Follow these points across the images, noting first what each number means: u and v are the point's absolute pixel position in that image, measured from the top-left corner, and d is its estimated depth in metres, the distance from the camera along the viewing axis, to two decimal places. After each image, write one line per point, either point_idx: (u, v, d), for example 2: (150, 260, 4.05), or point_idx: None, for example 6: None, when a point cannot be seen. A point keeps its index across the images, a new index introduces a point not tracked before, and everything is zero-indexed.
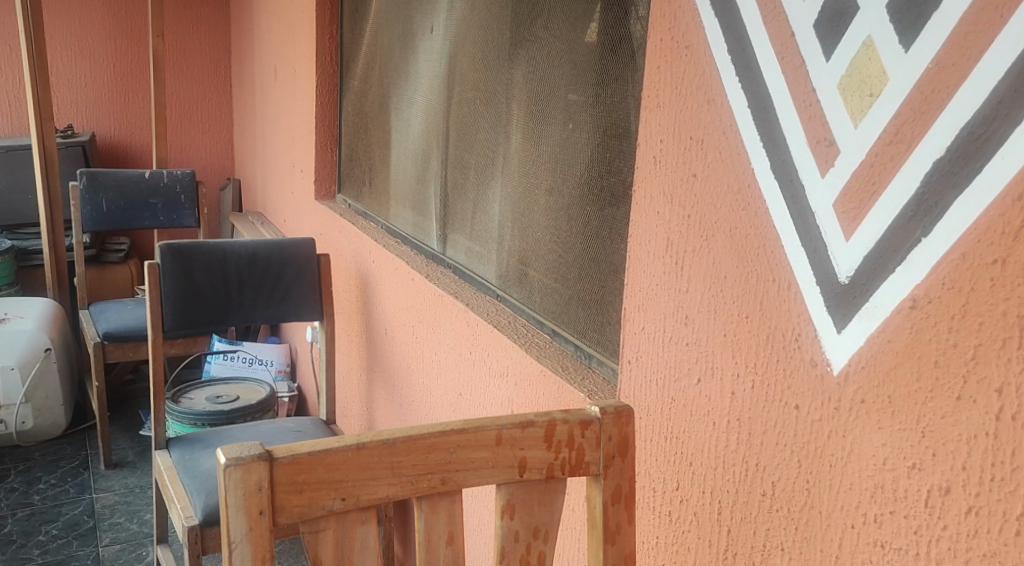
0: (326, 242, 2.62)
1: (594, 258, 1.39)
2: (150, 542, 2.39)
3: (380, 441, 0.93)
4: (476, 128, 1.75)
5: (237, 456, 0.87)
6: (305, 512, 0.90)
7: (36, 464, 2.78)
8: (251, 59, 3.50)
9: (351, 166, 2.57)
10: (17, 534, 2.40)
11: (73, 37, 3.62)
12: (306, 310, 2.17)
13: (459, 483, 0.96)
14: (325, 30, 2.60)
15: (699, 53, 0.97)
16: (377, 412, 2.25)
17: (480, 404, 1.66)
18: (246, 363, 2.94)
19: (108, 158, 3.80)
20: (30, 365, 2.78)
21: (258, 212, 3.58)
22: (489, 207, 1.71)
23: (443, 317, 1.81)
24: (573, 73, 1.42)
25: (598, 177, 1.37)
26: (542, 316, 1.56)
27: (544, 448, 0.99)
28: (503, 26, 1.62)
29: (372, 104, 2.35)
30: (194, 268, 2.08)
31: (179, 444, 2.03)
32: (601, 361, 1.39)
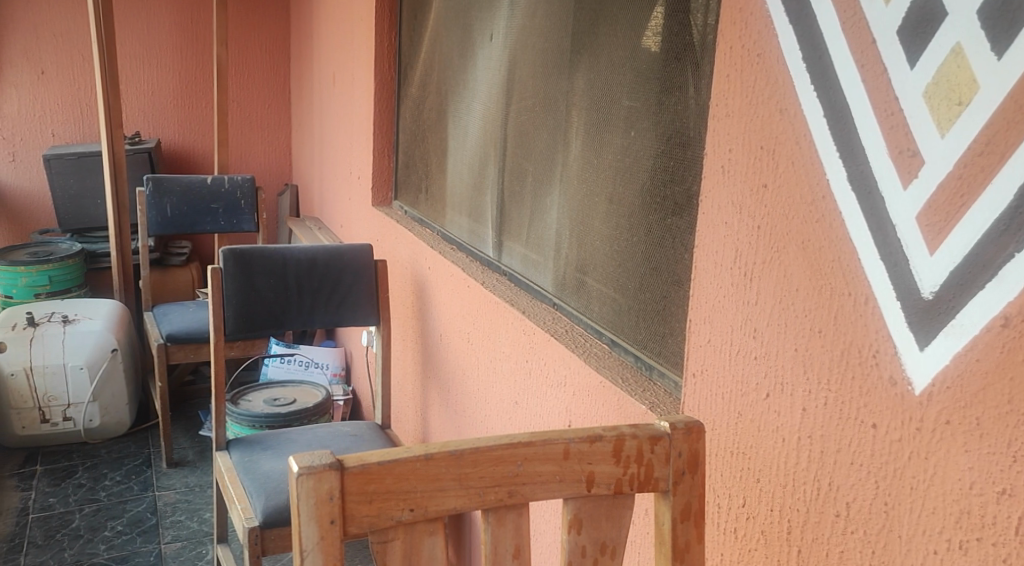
0: (383, 247, 2.64)
1: (656, 267, 1.38)
2: (210, 540, 2.43)
3: (448, 452, 0.93)
4: (534, 135, 1.75)
5: (309, 464, 0.88)
6: (375, 522, 0.90)
7: (102, 461, 2.85)
8: (312, 67, 3.55)
9: (408, 174, 2.59)
10: (82, 530, 2.45)
11: (142, 47, 3.71)
12: (363, 314, 2.19)
13: (527, 496, 0.96)
14: (384, 38, 2.63)
15: (771, 61, 0.95)
16: (432, 419, 2.26)
17: (536, 413, 1.66)
18: (302, 367, 2.98)
19: (175, 165, 3.89)
20: (98, 365, 2.85)
21: (316, 218, 3.63)
22: (547, 214, 1.71)
23: (499, 326, 1.80)
24: (635, 80, 1.41)
25: (661, 186, 1.36)
26: (601, 326, 1.55)
27: (612, 463, 0.98)
28: (564, 33, 1.61)
29: (430, 112, 2.36)
30: (256, 274, 2.10)
31: (239, 445, 2.05)
32: (662, 373, 1.38)
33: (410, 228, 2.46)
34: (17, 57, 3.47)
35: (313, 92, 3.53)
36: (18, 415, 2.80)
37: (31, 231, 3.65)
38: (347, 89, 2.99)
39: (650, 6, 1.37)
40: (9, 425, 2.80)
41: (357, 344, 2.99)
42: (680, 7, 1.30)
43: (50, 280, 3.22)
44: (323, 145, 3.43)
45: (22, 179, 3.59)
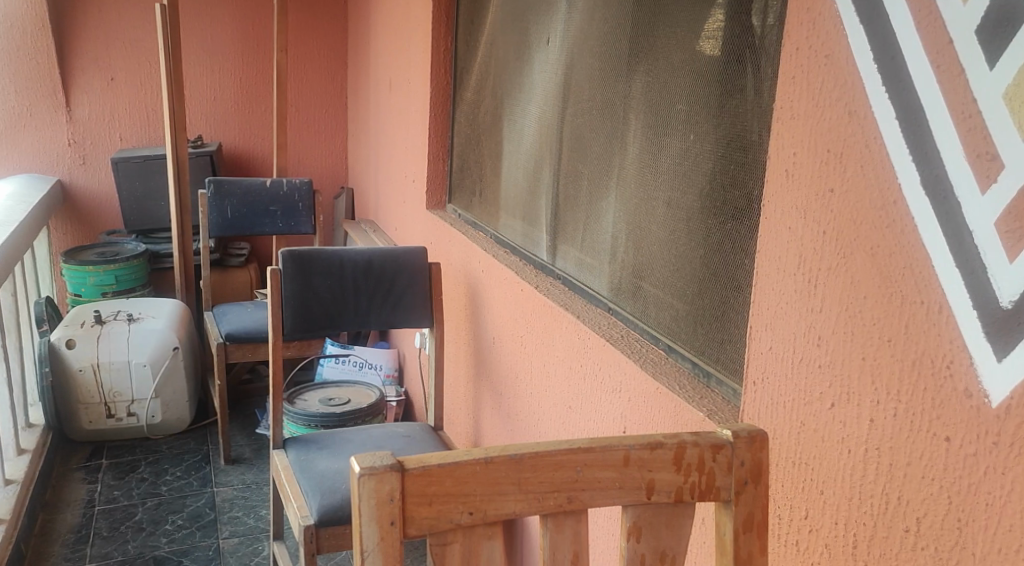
0: (436, 250, 2.65)
1: (714, 273, 1.36)
2: (266, 537, 2.46)
3: (507, 456, 0.92)
4: (590, 139, 1.74)
5: (371, 465, 0.88)
6: (434, 524, 0.90)
7: (163, 457, 2.90)
8: (368, 71, 3.57)
9: (462, 177, 2.59)
10: (145, 523, 2.50)
11: (206, 53, 3.78)
12: (416, 317, 2.20)
13: (586, 502, 0.95)
14: (441, 42, 2.63)
15: (840, 62, 0.93)
16: (484, 422, 2.25)
17: (591, 418, 1.65)
18: (357, 367, 3.01)
19: (235, 167, 3.95)
20: (160, 362, 2.91)
21: (371, 221, 3.66)
22: (603, 218, 1.69)
23: (554, 331, 1.79)
24: (695, 83, 1.39)
25: (721, 190, 1.34)
26: (657, 332, 1.53)
27: (673, 471, 0.97)
28: (622, 36, 1.60)
29: (485, 115, 2.36)
30: (314, 275, 2.13)
31: (295, 444, 2.07)
32: (720, 380, 1.36)
33: (464, 231, 2.46)
34: (87, 64, 3.56)
35: (369, 96, 3.56)
36: (85, 409, 2.86)
37: (98, 232, 3.74)
38: (403, 94, 3.00)
39: (710, 7, 1.35)
40: (77, 419, 2.87)
41: (410, 346, 3.00)
42: (741, 9, 1.28)
43: (116, 280, 3.30)
44: (378, 148, 3.45)
45: (90, 181, 3.68)
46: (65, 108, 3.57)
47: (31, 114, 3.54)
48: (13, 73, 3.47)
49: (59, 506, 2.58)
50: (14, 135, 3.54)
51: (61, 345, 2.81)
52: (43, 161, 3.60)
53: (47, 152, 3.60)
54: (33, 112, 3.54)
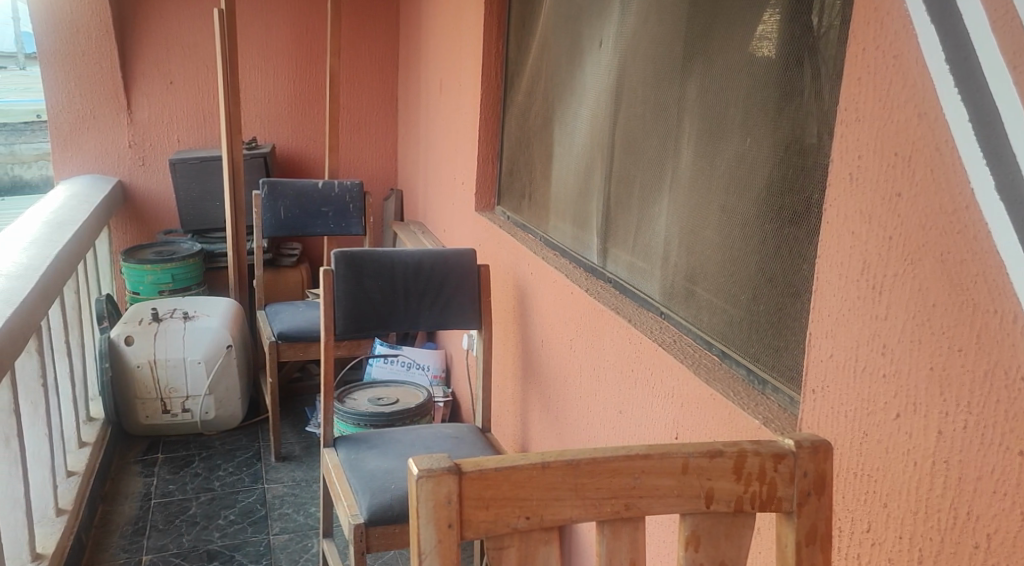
0: (485, 253, 2.65)
1: (771, 278, 1.34)
2: (315, 534, 2.47)
3: (564, 461, 0.93)
4: (643, 142, 1.72)
5: (428, 467, 0.90)
6: (491, 528, 0.91)
7: (216, 452, 2.94)
8: (419, 73, 3.59)
9: (512, 179, 2.59)
10: (198, 517, 2.54)
11: (261, 56, 3.82)
12: (464, 318, 2.20)
13: (643, 510, 0.95)
14: (492, 45, 2.63)
15: (909, 62, 0.91)
16: (532, 425, 2.25)
17: (641, 423, 1.63)
18: (405, 367, 3.04)
19: (288, 169, 4.00)
20: (215, 359, 2.95)
21: (419, 222, 3.67)
22: (656, 222, 1.67)
23: (604, 335, 1.78)
24: (753, 85, 1.37)
25: (778, 194, 1.32)
26: (710, 337, 1.51)
27: (733, 480, 0.96)
28: (677, 38, 1.58)
29: (536, 118, 2.35)
30: (365, 276, 2.14)
31: (346, 443, 2.08)
32: (776, 387, 1.34)
33: (513, 234, 2.46)
34: (147, 68, 3.63)
35: (420, 98, 3.57)
36: (142, 404, 2.91)
37: (155, 231, 3.81)
38: (454, 96, 3.01)
39: (769, 8, 1.33)
40: (134, 414, 2.92)
41: (457, 347, 3.00)
42: (801, 11, 1.26)
43: (173, 279, 3.35)
44: (428, 150, 3.46)
45: (149, 182, 3.75)
46: (126, 111, 3.65)
47: (93, 116, 3.62)
48: (76, 77, 3.56)
49: (116, 499, 2.63)
50: (78, 137, 3.63)
51: (120, 341, 2.87)
52: (105, 162, 3.68)
53: (109, 153, 3.67)
54: (96, 114, 3.62)
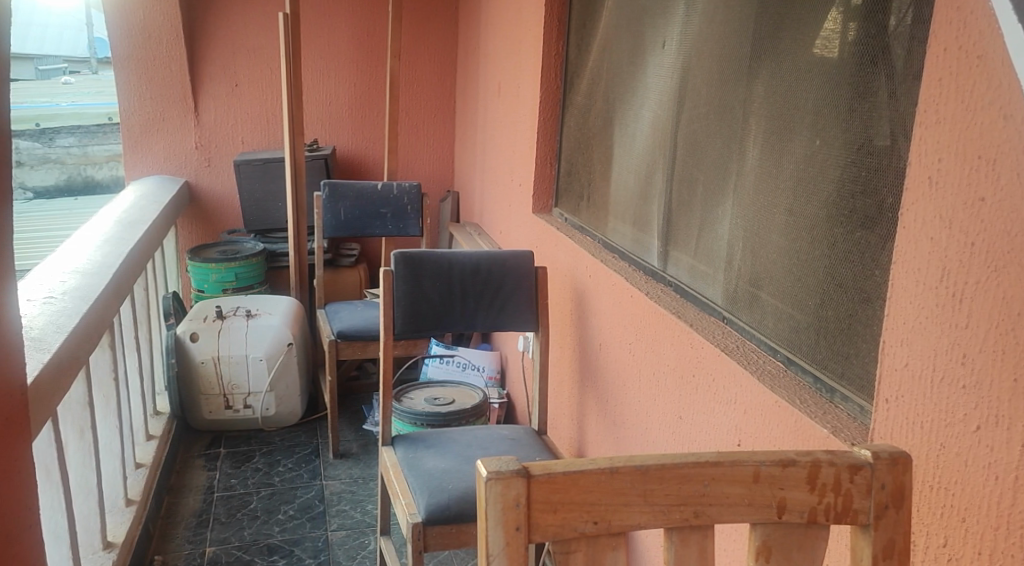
0: (542, 256, 2.64)
1: (841, 284, 1.31)
2: (373, 531, 2.49)
3: (634, 467, 0.95)
4: (707, 144, 1.70)
5: (497, 470, 0.92)
6: (559, 532, 0.94)
7: (276, 448, 2.98)
8: (477, 75, 3.60)
9: (570, 181, 2.58)
10: (259, 511, 2.58)
11: (323, 59, 3.87)
12: (522, 320, 2.20)
13: (714, 517, 0.96)
14: (552, 47, 2.62)
15: (995, 65, 0.91)
16: (589, 429, 2.24)
17: (702, 430, 1.61)
18: (460, 368, 3.05)
19: (348, 170, 4.04)
20: (276, 357, 2.99)
21: (476, 224, 3.68)
22: (719, 225, 1.65)
23: (664, 339, 1.76)
24: (824, 86, 1.34)
25: (849, 198, 1.29)
26: (775, 343, 1.48)
27: (806, 490, 0.97)
28: (744, 38, 1.55)
29: (596, 120, 2.34)
30: (424, 277, 2.15)
31: (404, 441, 2.10)
32: (845, 396, 1.31)
33: (571, 236, 2.44)
34: (215, 71, 3.70)
35: (478, 99, 3.58)
36: (206, 400, 2.97)
37: (220, 230, 3.88)
38: (512, 97, 3.00)
39: (838, 6, 1.30)
40: (198, 409, 2.98)
41: (512, 348, 3.00)
42: (873, 9, 1.24)
43: (236, 278, 3.41)
44: (485, 152, 3.47)
45: (214, 183, 3.82)
46: (194, 113, 3.72)
47: (163, 118, 3.70)
48: (148, 80, 3.64)
49: (181, 491, 2.68)
50: (148, 139, 3.71)
51: (186, 338, 2.93)
52: (174, 163, 3.76)
53: (177, 155, 3.75)
54: (166, 117, 3.70)
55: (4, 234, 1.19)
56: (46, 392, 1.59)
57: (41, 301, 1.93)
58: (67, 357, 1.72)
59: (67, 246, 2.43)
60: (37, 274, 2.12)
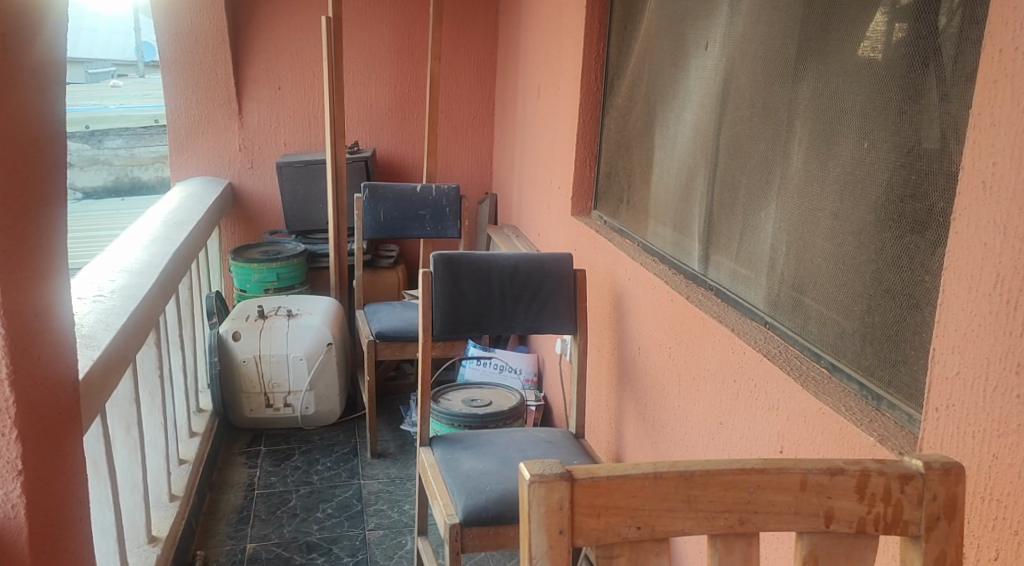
0: (581, 259, 2.63)
1: (889, 289, 1.29)
2: (410, 531, 2.50)
3: (678, 472, 0.95)
4: (750, 146, 1.68)
5: (540, 472, 0.92)
6: (601, 536, 0.94)
7: (315, 447, 3.00)
8: (516, 77, 3.60)
9: (610, 184, 2.57)
10: (298, 509, 2.60)
11: (364, 62, 3.89)
12: (560, 323, 2.19)
13: (758, 525, 0.96)
14: (593, 49, 2.61)
15: None
16: (626, 433, 2.23)
17: (744, 436, 1.59)
18: (498, 370, 3.06)
19: (388, 173, 4.06)
20: (316, 356, 3.01)
21: (514, 226, 3.68)
22: (763, 229, 1.63)
23: (705, 344, 1.74)
24: (873, 88, 1.32)
25: (898, 202, 1.27)
26: (819, 349, 1.46)
27: (855, 499, 0.96)
28: (790, 40, 1.54)
29: (637, 122, 2.33)
30: (463, 279, 2.15)
31: (441, 442, 2.10)
32: (893, 404, 1.29)
33: (610, 239, 2.43)
34: (258, 74, 3.74)
35: (518, 101, 3.58)
36: (247, 398, 3.00)
37: (262, 231, 3.91)
38: (552, 99, 3.00)
39: (885, 7, 1.29)
40: (239, 407, 3.01)
41: (550, 350, 3.00)
42: (923, 9, 1.22)
43: (278, 278, 3.44)
44: (523, 155, 3.47)
45: (257, 184, 3.86)
46: (237, 116, 3.76)
47: (207, 121, 3.74)
48: (193, 83, 3.68)
49: (222, 488, 2.71)
50: (193, 141, 3.76)
51: (228, 337, 2.96)
52: (217, 165, 3.81)
53: (221, 156, 3.80)
54: (210, 119, 3.74)
55: (56, 235, 1.20)
56: (95, 388, 1.61)
57: (90, 300, 1.96)
58: (115, 354, 1.75)
59: (115, 245, 2.47)
60: (86, 274, 2.15)
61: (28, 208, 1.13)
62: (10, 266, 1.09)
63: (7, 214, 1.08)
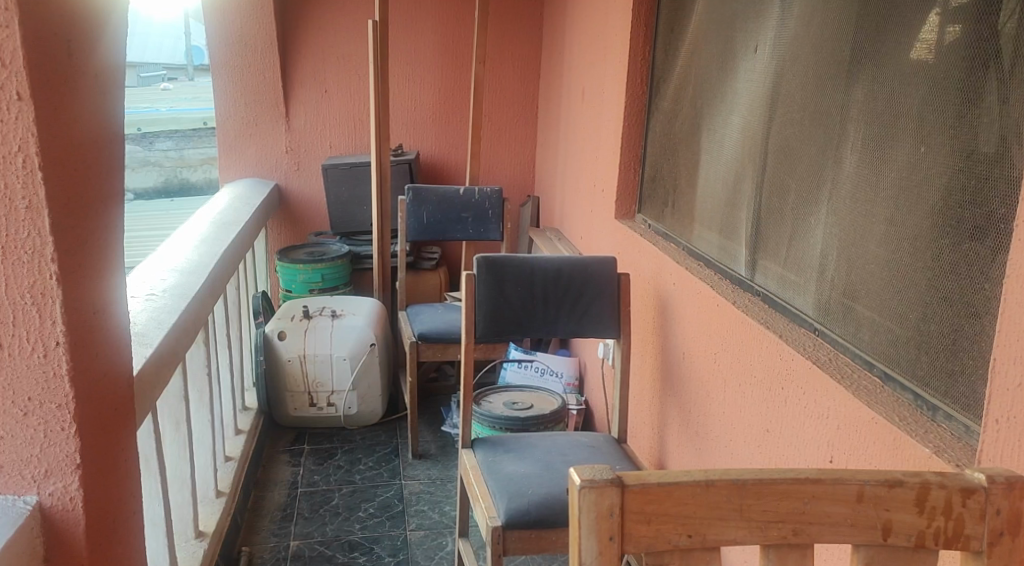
0: (624, 263, 2.62)
1: (946, 297, 1.26)
2: (451, 532, 2.50)
3: (730, 480, 0.94)
4: (800, 151, 1.65)
5: (591, 478, 0.92)
6: (652, 543, 0.94)
7: (357, 447, 3.02)
8: (560, 80, 3.59)
9: (655, 187, 2.55)
10: (341, 508, 2.62)
11: (410, 65, 3.91)
12: (604, 327, 2.17)
13: (813, 536, 0.95)
14: (639, 52, 2.60)
15: None
16: (669, 439, 2.21)
17: (792, 445, 1.56)
18: (539, 373, 3.05)
19: (432, 175, 4.07)
20: (359, 357, 3.02)
21: (557, 229, 3.67)
22: (813, 235, 1.60)
23: (752, 350, 1.72)
24: (930, 91, 1.30)
25: (957, 207, 1.24)
26: (871, 357, 1.43)
27: (914, 513, 0.95)
28: (844, 43, 1.51)
29: (683, 125, 2.31)
30: (506, 282, 2.15)
31: (483, 444, 2.10)
32: (949, 414, 1.26)
33: (654, 243, 2.41)
34: (305, 78, 3.78)
35: (562, 104, 3.57)
36: (292, 397, 3.03)
37: (307, 232, 3.95)
38: (596, 102, 2.99)
39: (939, 7, 1.28)
40: (284, 405, 3.04)
41: (591, 354, 2.98)
42: (977, 9, 1.21)
43: (323, 279, 3.47)
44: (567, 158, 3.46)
45: (303, 186, 3.90)
46: (285, 118, 3.80)
47: (256, 123, 3.79)
48: (242, 86, 3.73)
49: (267, 485, 2.74)
50: (241, 143, 3.81)
51: (274, 336, 2.99)
52: (265, 167, 3.85)
53: (269, 159, 3.84)
54: (259, 122, 3.79)
55: (114, 234, 1.22)
56: (148, 385, 1.64)
57: (143, 299, 1.99)
58: (167, 352, 1.78)
59: (166, 245, 2.51)
60: (139, 273, 2.19)
61: (89, 208, 1.15)
62: (71, 264, 1.10)
63: (69, 214, 1.10)
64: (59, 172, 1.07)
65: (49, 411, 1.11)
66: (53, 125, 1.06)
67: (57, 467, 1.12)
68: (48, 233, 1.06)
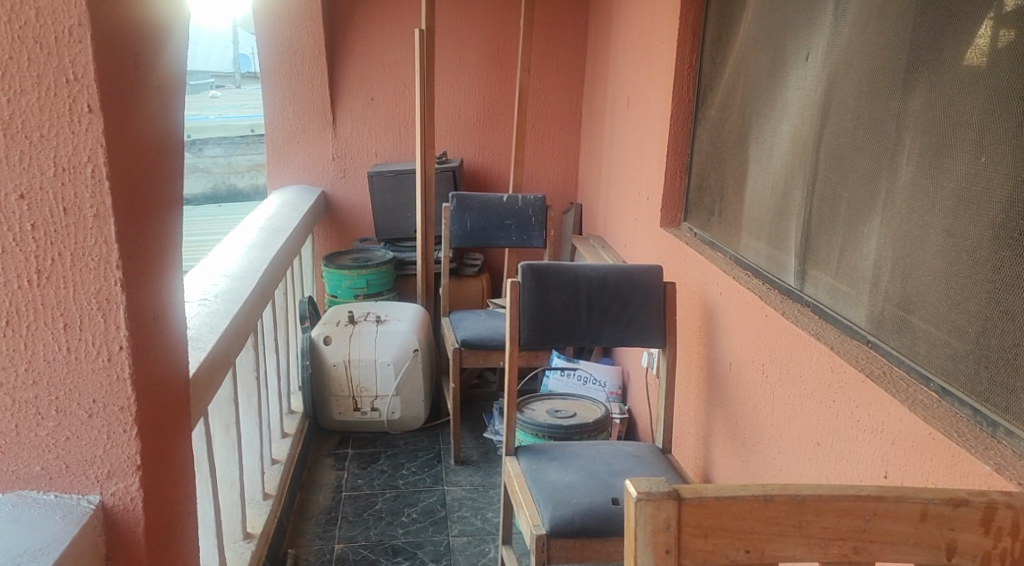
0: (669, 271, 2.60)
1: (1008, 311, 1.24)
2: (494, 539, 2.50)
3: (789, 496, 0.94)
4: (852, 161, 1.63)
5: (647, 490, 0.92)
6: (709, 557, 0.93)
7: (401, 452, 3.04)
8: (605, 87, 3.59)
9: (701, 195, 2.53)
10: (385, 513, 2.63)
11: (455, 72, 3.93)
12: (649, 337, 2.16)
13: (874, 555, 0.94)
14: (686, 60, 2.58)
15: None
16: (715, 450, 2.19)
17: (844, 459, 1.54)
18: (582, 382, 3.07)
19: (476, 182, 4.09)
20: (404, 362, 3.04)
21: (600, 236, 3.66)
22: (867, 246, 1.58)
23: (802, 361, 1.69)
24: (991, 102, 1.28)
25: (1019, 219, 1.22)
26: (927, 371, 1.40)
27: (980, 533, 0.94)
28: (900, 52, 1.49)
29: (730, 133, 2.29)
30: (551, 289, 2.15)
31: (527, 452, 2.10)
32: (1010, 431, 1.23)
33: (701, 252, 2.39)
34: (353, 85, 3.82)
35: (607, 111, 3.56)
36: (337, 401, 3.05)
37: (353, 239, 3.98)
38: (641, 110, 2.98)
39: (994, 14, 1.27)
40: (330, 409, 3.06)
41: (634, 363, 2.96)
42: None
43: (367, 285, 3.50)
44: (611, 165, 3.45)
45: (349, 192, 3.93)
46: (332, 126, 3.84)
47: (303, 130, 3.84)
48: (291, 94, 3.77)
49: (313, 489, 2.77)
50: (290, 150, 3.86)
51: (320, 341, 3.02)
52: (312, 173, 3.90)
53: (316, 165, 3.89)
54: (306, 129, 3.83)
55: (173, 240, 1.24)
56: (201, 388, 1.66)
57: (195, 303, 2.02)
58: (219, 355, 1.80)
59: (218, 250, 2.54)
60: (191, 278, 2.23)
61: (151, 215, 1.17)
62: (134, 270, 1.12)
63: (133, 222, 1.12)
64: (125, 181, 1.10)
65: (111, 413, 1.13)
66: (121, 136, 1.08)
67: (119, 468, 1.15)
68: (113, 240, 1.09)
